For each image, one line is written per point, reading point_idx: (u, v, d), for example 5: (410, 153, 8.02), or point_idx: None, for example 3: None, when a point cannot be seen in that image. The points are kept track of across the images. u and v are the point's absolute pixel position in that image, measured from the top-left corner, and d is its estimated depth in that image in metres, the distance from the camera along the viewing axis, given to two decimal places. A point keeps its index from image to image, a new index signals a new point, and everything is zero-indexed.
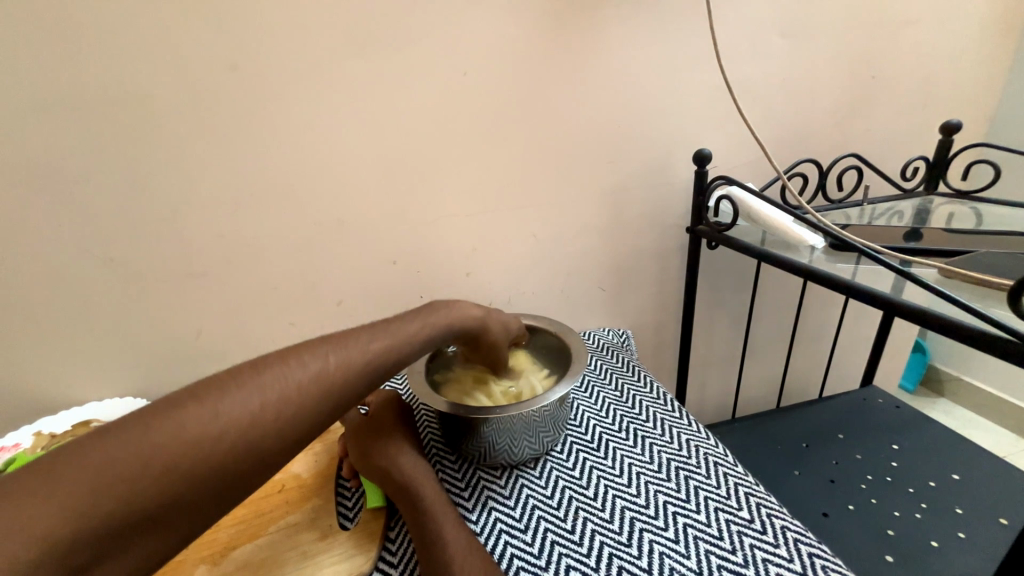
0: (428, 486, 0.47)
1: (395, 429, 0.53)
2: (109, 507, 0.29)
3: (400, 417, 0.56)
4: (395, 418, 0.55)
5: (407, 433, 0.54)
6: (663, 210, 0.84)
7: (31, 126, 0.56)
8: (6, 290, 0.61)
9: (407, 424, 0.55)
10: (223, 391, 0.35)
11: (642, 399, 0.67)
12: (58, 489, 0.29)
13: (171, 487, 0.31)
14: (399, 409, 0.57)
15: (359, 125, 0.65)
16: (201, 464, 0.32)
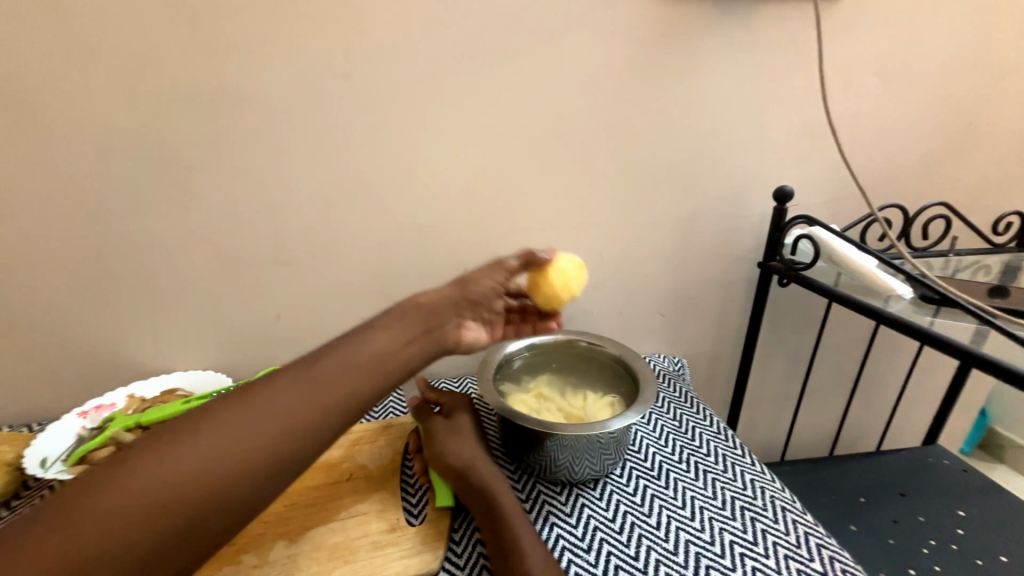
0: (503, 493, 0.49)
1: (468, 432, 0.55)
2: (135, 526, 0.35)
3: (471, 421, 0.57)
4: (467, 421, 0.57)
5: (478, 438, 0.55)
6: (733, 242, 0.83)
7: (168, 116, 0.61)
8: (122, 261, 0.67)
9: (477, 429, 0.57)
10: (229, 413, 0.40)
11: (702, 432, 0.66)
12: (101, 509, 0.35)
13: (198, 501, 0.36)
14: (470, 413, 0.58)
15: (452, 136, 0.68)
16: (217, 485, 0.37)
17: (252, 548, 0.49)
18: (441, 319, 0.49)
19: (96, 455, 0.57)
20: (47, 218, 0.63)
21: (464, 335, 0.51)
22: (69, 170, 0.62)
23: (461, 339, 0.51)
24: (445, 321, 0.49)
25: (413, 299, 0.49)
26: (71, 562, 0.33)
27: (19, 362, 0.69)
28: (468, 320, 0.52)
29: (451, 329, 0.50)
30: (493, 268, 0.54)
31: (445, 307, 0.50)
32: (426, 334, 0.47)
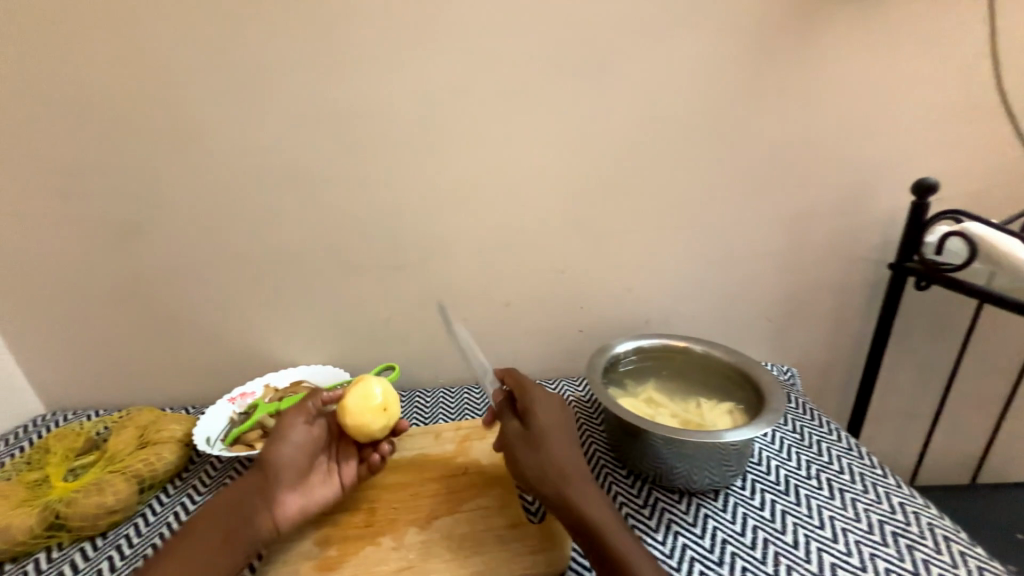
0: (608, 525, 0.46)
1: (557, 447, 0.50)
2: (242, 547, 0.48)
3: (559, 433, 0.51)
4: (557, 433, 0.51)
5: (571, 453, 0.50)
6: (850, 242, 0.77)
7: (300, 135, 0.68)
8: (256, 268, 0.74)
9: (568, 439, 0.51)
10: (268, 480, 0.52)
11: (828, 447, 0.61)
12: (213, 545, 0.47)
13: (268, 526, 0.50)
14: (557, 422, 0.53)
15: (556, 142, 0.70)
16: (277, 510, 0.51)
17: (388, 531, 0.52)
18: (245, 501, 0.50)
19: (248, 436, 0.66)
20: (199, 230, 0.71)
21: (279, 516, 0.51)
22: (217, 186, 0.69)
23: (276, 520, 0.50)
24: (251, 505, 0.50)
25: (227, 492, 0.51)
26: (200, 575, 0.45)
27: (172, 358, 0.78)
28: (282, 496, 0.52)
29: (263, 512, 0.50)
30: (291, 412, 0.56)
31: (248, 491, 0.51)
32: (230, 534, 0.48)
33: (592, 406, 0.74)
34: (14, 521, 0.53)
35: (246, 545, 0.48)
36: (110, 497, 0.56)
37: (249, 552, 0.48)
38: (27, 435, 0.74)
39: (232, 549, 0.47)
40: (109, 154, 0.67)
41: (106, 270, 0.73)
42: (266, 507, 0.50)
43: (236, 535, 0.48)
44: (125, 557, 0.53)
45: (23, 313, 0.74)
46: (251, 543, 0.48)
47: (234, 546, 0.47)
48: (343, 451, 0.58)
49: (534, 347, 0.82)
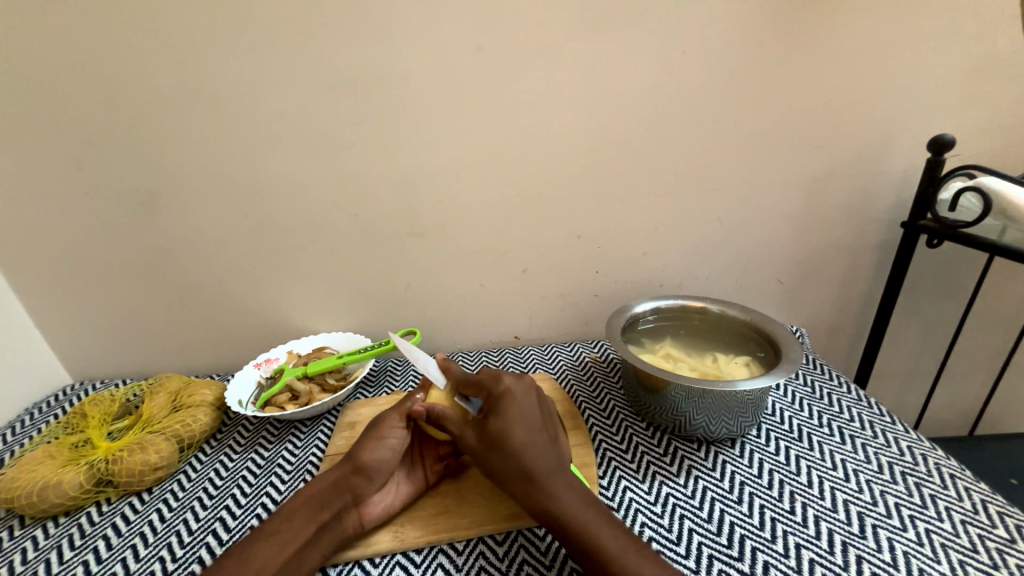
0: (574, 504, 0.44)
1: (512, 429, 0.48)
2: (314, 548, 0.46)
3: (513, 415, 0.49)
4: (510, 414, 0.49)
5: (529, 435, 0.48)
6: (864, 202, 0.78)
7: (320, 99, 0.67)
8: (278, 236, 0.74)
9: (524, 419, 0.49)
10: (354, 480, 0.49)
11: (839, 398, 0.64)
12: (289, 539, 0.45)
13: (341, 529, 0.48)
14: (511, 402, 0.50)
15: (576, 104, 0.69)
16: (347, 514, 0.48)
17: None
18: (335, 498, 0.48)
19: (278, 398, 0.68)
20: (219, 199, 0.71)
21: (364, 514, 0.49)
22: (236, 153, 0.69)
23: (361, 518, 0.49)
24: (340, 501, 0.49)
25: (313, 484, 0.49)
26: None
27: (196, 327, 0.80)
28: (368, 494, 0.50)
29: (350, 509, 0.49)
30: (389, 415, 0.53)
31: (338, 487, 0.49)
32: (320, 531, 0.46)
33: (609, 366, 0.76)
34: (65, 478, 0.55)
35: (331, 544, 0.47)
36: (153, 454, 0.58)
37: (337, 544, 0.47)
38: (60, 403, 0.75)
39: (321, 546, 0.46)
40: (125, 121, 0.66)
41: (129, 241, 0.73)
42: (348, 506, 0.49)
43: (325, 531, 0.47)
44: (173, 509, 0.56)
45: (46, 285, 0.75)
46: (336, 540, 0.47)
47: (324, 541, 0.46)
48: (420, 453, 0.55)
49: (552, 312, 0.83)
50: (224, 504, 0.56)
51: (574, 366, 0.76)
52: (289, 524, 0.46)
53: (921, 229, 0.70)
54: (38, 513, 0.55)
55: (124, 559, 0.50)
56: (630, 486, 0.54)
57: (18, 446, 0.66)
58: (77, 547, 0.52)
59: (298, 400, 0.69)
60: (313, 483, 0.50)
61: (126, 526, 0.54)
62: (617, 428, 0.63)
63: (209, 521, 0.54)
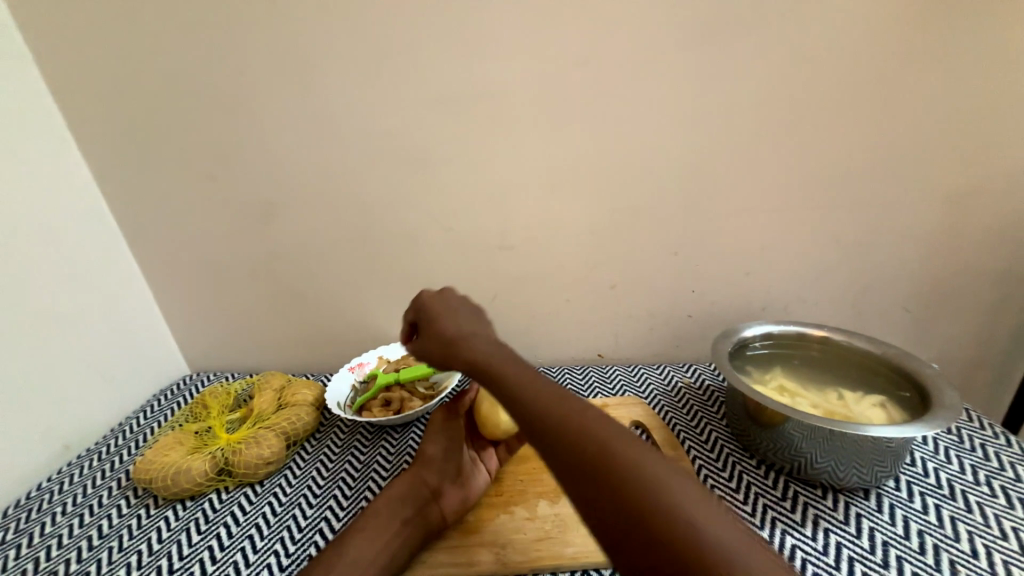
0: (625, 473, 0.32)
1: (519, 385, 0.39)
2: (403, 547, 0.47)
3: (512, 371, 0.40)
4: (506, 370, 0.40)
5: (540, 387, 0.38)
6: (1021, 223, 0.67)
7: (425, 114, 0.69)
8: (375, 246, 0.78)
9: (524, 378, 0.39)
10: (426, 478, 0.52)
11: (997, 451, 0.55)
12: (380, 539, 0.47)
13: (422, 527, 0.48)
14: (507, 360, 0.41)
15: (681, 115, 0.66)
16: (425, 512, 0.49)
17: (519, 501, 0.53)
18: (413, 493, 0.51)
19: (372, 404, 0.70)
20: (325, 209, 0.76)
21: (444, 508, 0.50)
22: (345, 166, 0.73)
23: (443, 511, 0.50)
24: (420, 497, 0.51)
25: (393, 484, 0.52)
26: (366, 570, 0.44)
27: (296, 328, 0.85)
28: (443, 487, 0.52)
29: (431, 504, 0.50)
30: (441, 412, 0.59)
31: (415, 484, 0.52)
32: (404, 525, 0.48)
33: (705, 393, 0.71)
34: (192, 464, 0.60)
35: (417, 539, 0.48)
36: (265, 449, 0.62)
37: (421, 537, 0.48)
38: (181, 392, 0.83)
39: (407, 539, 0.47)
40: (252, 137, 0.72)
41: (247, 246, 0.79)
42: (425, 502, 0.50)
43: (409, 525, 0.48)
44: (283, 504, 0.59)
45: (177, 285, 0.84)
46: (421, 534, 0.48)
47: (410, 534, 0.48)
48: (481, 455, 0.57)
49: (641, 330, 0.80)
50: (328, 504, 0.58)
51: (665, 390, 0.72)
52: (385, 527, 0.48)
53: None
54: (169, 495, 0.60)
55: (243, 549, 0.53)
56: None
57: (150, 431, 0.74)
58: (202, 532, 0.56)
59: (390, 408, 0.70)
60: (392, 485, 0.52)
61: (243, 517, 0.58)
62: (724, 463, 0.58)
63: (315, 520, 0.56)
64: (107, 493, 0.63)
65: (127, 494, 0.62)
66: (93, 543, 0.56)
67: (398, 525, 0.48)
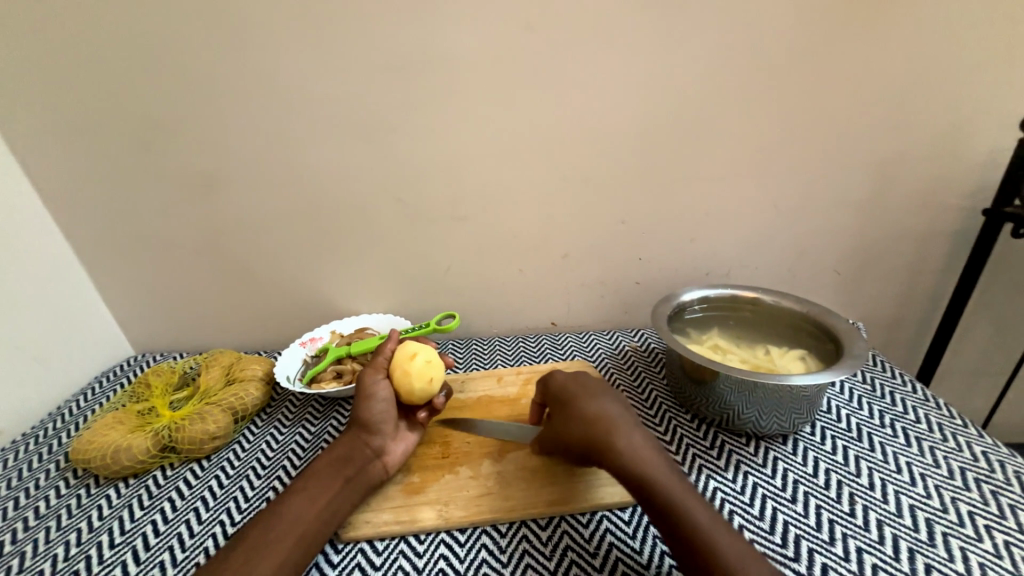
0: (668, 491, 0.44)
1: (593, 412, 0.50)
2: (345, 503, 0.48)
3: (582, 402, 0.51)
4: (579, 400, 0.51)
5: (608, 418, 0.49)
6: (939, 189, 0.72)
7: (366, 81, 0.66)
8: (323, 219, 0.76)
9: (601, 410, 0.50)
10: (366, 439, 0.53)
11: (903, 398, 0.60)
12: (322, 497, 0.48)
13: (363, 485, 0.50)
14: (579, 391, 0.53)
15: (626, 84, 0.66)
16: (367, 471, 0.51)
17: (464, 461, 0.55)
18: (356, 454, 0.52)
19: (324, 376, 0.70)
20: (268, 181, 0.73)
21: (387, 464, 0.53)
22: (286, 134, 0.70)
23: (385, 466, 0.52)
24: (362, 457, 0.52)
25: (334, 446, 0.52)
26: (308, 528, 0.45)
27: (246, 305, 0.83)
28: (385, 445, 0.53)
29: (373, 461, 0.52)
30: (368, 373, 0.56)
31: (356, 445, 0.52)
32: (347, 483, 0.49)
33: (650, 356, 0.75)
34: (134, 442, 0.59)
35: (360, 494, 0.50)
36: (211, 424, 0.62)
37: (364, 493, 0.50)
38: (125, 374, 0.80)
39: (351, 495, 0.49)
40: (183, 103, 0.68)
41: (186, 222, 0.76)
42: (365, 461, 0.52)
43: (352, 483, 0.49)
44: (230, 476, 0.59)
45: (112, 263, 0.79)
46: (364, 490, 0.50)
47: (354, 492, 0.49)
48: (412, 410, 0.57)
49: (592, 299, 0.82)
50: (276, 474, 0.59)
51: (613, 354, 0.75)
52: (327, 486, 0.49)
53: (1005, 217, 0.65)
54: (111, 473, 0.59)
55: (187, 521, 0.53)
56: None
57: (90, 413, 0.71)
58: (146, 508, 0.55)
59: (343, 379, 0.70)
60: (333, 446, 0.53)
61: (188, 490, 0.57)
62: (661, 419, 0.61)
63: (262, 490, 0.57)
64: (44, 475, 0.61)
65: (66, 475, 0.61)
66: (30, 524, 0.55)
67: (341, 484, 0.49)
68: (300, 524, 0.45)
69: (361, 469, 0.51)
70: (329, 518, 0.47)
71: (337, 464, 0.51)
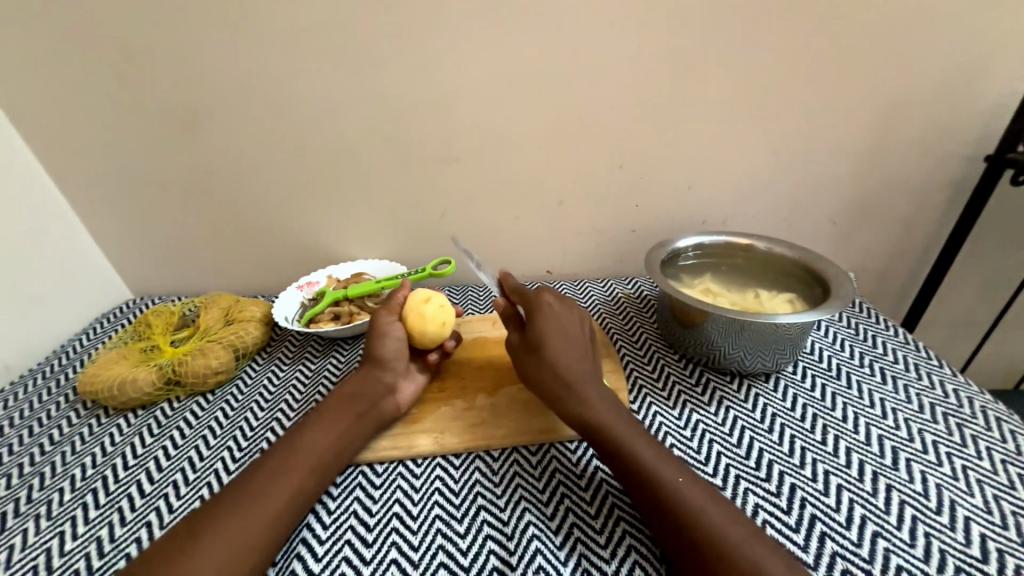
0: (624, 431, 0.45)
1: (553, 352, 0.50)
2: (355, 436, 0.50)
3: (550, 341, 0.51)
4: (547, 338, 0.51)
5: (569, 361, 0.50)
6: (945, 135, 0.70)
7: (354, 7, 0.63)
8: (314, 159, 0.74)
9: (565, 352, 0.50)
10: (378, 375, 0.53)
11: (885, 341, 0.62)
12: (334, 428, 0.49)
13: (373, 420, 0.52)
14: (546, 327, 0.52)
15: (629, 15, 0.63)
16: (377, 406, 0.52)
17: (460, 395, 0.58)
18: (368, 391, 0.52)
19: (322, 317, 0.71)
20: (255, 118, 0.70)
21: (397, 401, 0.54)
22: (272, 67, 0.67)
23: (396, 404, 0.54)
24: (374, 394, 0.53)
25: (346, 383, 0.53)
26: (322, 457, 0.47)
27: (241, 249, 0.83)
28: (395, 383, 0.54)
29: (384, 398, 0.53)
30: (382, 313, 0.57)
31: (370, 381, 0.53)
32: (359, 419, 0.51)
33: (643, 302, 0.76)
34: (139, 376, 0.61)
35: (370, 428, 0.52)
36: (213, 360, 0.64)
37: (374, 428, 0.52)
38: (124, 315, 0.81)
39: (362, 429, 0.51)
40: (160, 29, 0.64)
41: (173, 161, 0.74)
42: (376, 397, 0.53)
43: (363, 419, 0.51)
44: (234, 409, 0.62)
45: (101, 204, 0.78)
46: (374, 424, 0.52)
47: (365, 426, 0.51)
48: (422, 352, 0.59)
49: (588, 246, 0.82)
50: (279, 407, 0.61)
51: (606, 301, 0.76)
52: (340, 419, 0.50)
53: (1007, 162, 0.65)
54: (119, 404, 0.61)
55: (196, 447, 0.56)
56: (660, 411, 0.55)
57: (93, 351, 0.73)
58: (155, 435, 0.58)
59: (341, 320, 0.72)
60: (345, 382, 0.54)
61: (195, 421, 0.60)
62: (650, 359, 0.63)
63: (266, 421, 0.59)
64: (54, 406, 0.63)
65: (75, 406, 0.63)
66: (46, 449, 0.57)
67: (351, 418, 0.51)
68: (312, 451, 0.47)
69: (372, 404, 0.52)
70: (340, 448, 0.49)
71: (349, 399, 0.52)
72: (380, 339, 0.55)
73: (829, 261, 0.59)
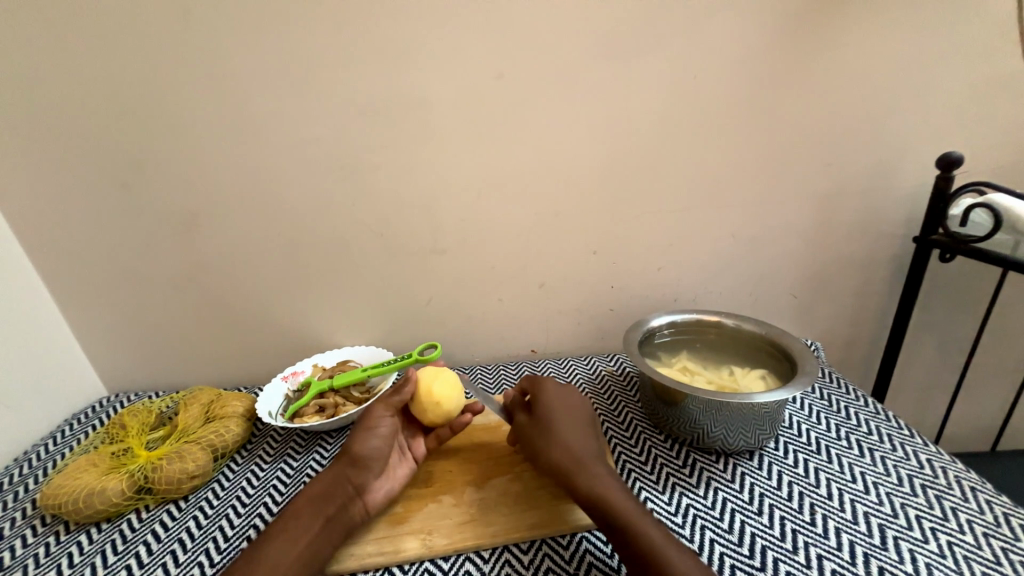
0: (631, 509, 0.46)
1: (559, 419, 0.54)
2: (323, 545, 0.48)
3: (560, 408, 0.56)
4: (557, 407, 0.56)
5: (574, 434, 0.53)
6: (875, 218, 0.79)
7: (351, 125, 0.71)
8: (307, 253, 0.78)
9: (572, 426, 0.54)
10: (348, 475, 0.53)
11: (857, 411, 0.65)
12: (301, 538, 0.47)
13: (343, 525, 0.50)
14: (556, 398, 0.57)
15: (591, 127, 0.73)
16: (345, 510, 0.50)
17: (448, 490, 0.56)
18: (336, 491, 0.51)
19: (307, 410, 0.70)
20: (252, 218, 0.75)
21: (368, 503, 0.52)
22: (272, 174, 0.73)
23: (366, 506, 0.52)
24: (343, 494, 0.51)
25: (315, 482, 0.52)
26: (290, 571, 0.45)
27: (227, 340, 0.83)
28: (367, 483, 0.53)
29: (355, 500, 0.52)
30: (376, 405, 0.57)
31: (340, 481, 0.52)
32: (328, 524, 0.49)
33: (626, 380, 0.78)
34: (109, 485, 0.58)
35: (340, 535, 0.49)
36: (191, 463, 0.61)
37: (344, 534, 0.50)
38: (97, 414, 0.79)
39: (331, 538, 0.49)
40: (169, 146, 0.71)
41: (168, 258, 0.77)
42: (346, 499, 0.51)
43: (333, 523, 0.49)
44: (208, 517, 0.58)
45: (89, 301, 0.79)
46: (344, 530, 0.50)
47: (334, 532, 0.49)
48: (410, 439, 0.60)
49: (570, 326, 0.85)
50: (257, 511, 0.58)
51: (591, 379, 0.78)
52: (311, 528, 0.48)
53: (934, 243, 0.72)
54: (83, 518, 0.57)
55: (164, 564, 0.53)
56: (651, 497, 0.55)
57: (60, 455, 0.70)
58: (120, 552, 0.54)
59: (326, 413, 0.71)
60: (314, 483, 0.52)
61: (165, 533, 0.56)
62: (636, 441, 0.64)
63: (243, 528, 0.56)
64: (10, 523, 0.59)
65: (33, 522, 0.59)
66: None
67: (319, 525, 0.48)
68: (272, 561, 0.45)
69: (342, 508, 0.50)
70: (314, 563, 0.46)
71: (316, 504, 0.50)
72: (361, 436, 0.55)
73: (794, 337, 0.63)
